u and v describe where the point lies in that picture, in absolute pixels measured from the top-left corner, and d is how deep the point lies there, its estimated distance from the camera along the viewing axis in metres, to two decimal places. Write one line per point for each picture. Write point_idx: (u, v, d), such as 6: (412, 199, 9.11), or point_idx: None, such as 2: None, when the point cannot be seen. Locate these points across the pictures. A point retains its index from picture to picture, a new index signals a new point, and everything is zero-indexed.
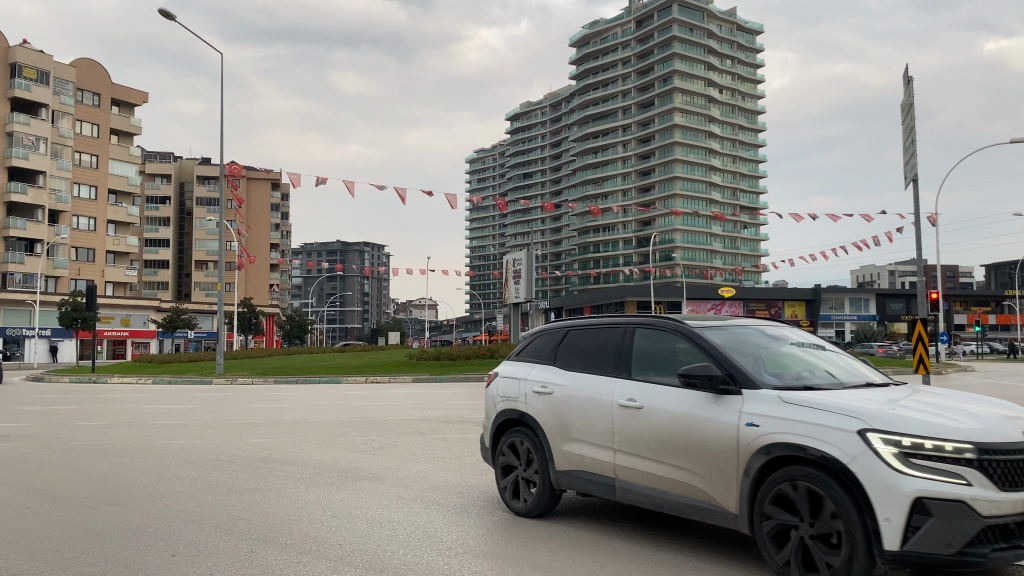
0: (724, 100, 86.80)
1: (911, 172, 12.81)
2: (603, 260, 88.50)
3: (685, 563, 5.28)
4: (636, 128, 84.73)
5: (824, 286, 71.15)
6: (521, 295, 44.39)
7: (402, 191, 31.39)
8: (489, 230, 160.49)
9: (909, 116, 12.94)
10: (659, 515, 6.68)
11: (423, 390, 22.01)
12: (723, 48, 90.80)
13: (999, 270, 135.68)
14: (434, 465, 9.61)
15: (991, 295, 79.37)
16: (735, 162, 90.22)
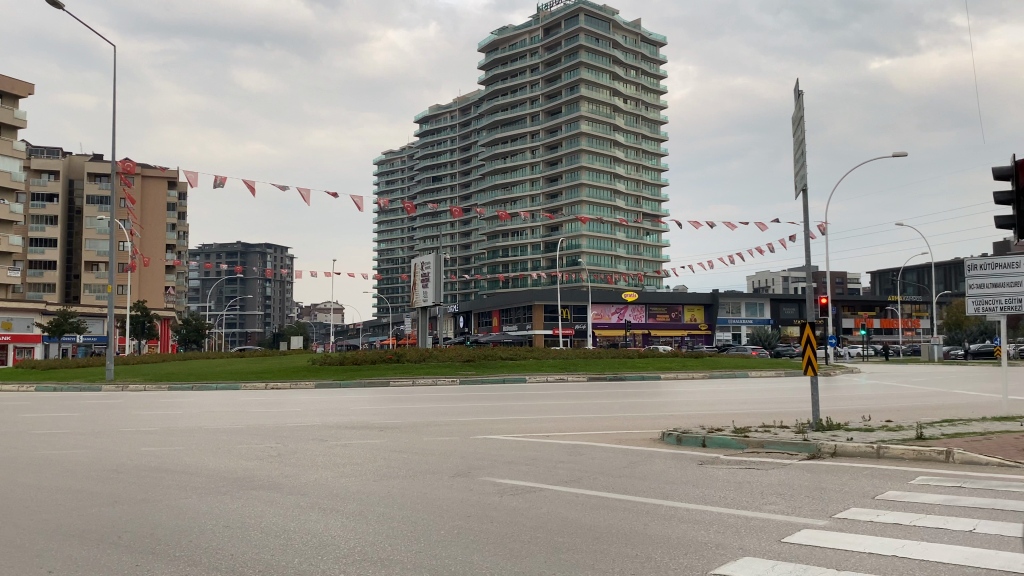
0: (628, 109, 88.71)
1: (801, 183, 13.32)
2: (512, 265, 89.02)
3: (605, 569, 5.29)
4: (544, 134, 85.50)
5: (722, 292, 74.13)
6: (428, 298, 44.21)
7: (303, 192, 30.84)
8: (397, 234, 159.27)
9: (800, 127, 13.49)
10: (571, 520, 6.67)
11: (327, 396, 21.63)
12: (628, 59, 92.90)
13: (883, 276, 143.64)
14: (333, 472, 9.41)
15: (875, 300, 83.77)
16: (639, 170, 92.32)
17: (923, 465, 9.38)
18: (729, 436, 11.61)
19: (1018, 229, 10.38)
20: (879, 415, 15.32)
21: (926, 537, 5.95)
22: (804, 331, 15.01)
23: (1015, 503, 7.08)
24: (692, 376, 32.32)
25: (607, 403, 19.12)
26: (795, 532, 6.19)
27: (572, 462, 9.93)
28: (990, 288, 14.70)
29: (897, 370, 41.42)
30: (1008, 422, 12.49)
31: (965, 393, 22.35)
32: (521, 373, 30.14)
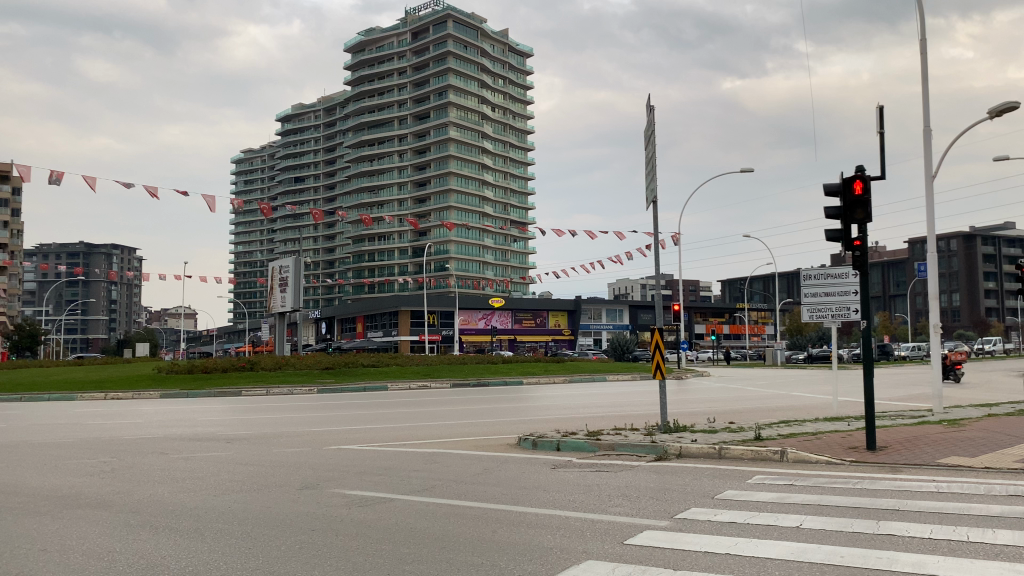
0: (496, 117, 89.55)
1: (651, 194, 13.77)
2: (378, 269, 87.86)
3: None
4: (411, 139, 84.92)
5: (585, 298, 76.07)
6: (287, 303, 42.86)
7: (150, 191, 29.21)
8: (256, 236, 153.89)
9: (650, 143, 13.98)
10: (417, 531, 6.54)
11: (173, 407, 20.44)
12: (496, 67, 93.71)
13: (732, 285, 151.93)
14: (172, 487, 8.88)
15: (725, 307, 88.25)
16: (506, 178, 93.38)
17: (760, 464, 9.90)
18: (582, 439, 11.82)
19: (843, 241, 11.16)
20: (724, 416, 16.07)
21: (758, 534, 6.25)
22: (654, 337, 15.47)
23: (841, 499, 7.54)
24: (553, 380, 32.93)
25: (467, 409, 19.10)
26: (638, 533, 6.35)
27: (426, 471, 9.80)
28: (822, 296, 15.75)
29: (743, 373, 43.76)
30: (835, 421, 13.43)
31: (802, 394, 23.92)
32: (381, 381, 29.64)
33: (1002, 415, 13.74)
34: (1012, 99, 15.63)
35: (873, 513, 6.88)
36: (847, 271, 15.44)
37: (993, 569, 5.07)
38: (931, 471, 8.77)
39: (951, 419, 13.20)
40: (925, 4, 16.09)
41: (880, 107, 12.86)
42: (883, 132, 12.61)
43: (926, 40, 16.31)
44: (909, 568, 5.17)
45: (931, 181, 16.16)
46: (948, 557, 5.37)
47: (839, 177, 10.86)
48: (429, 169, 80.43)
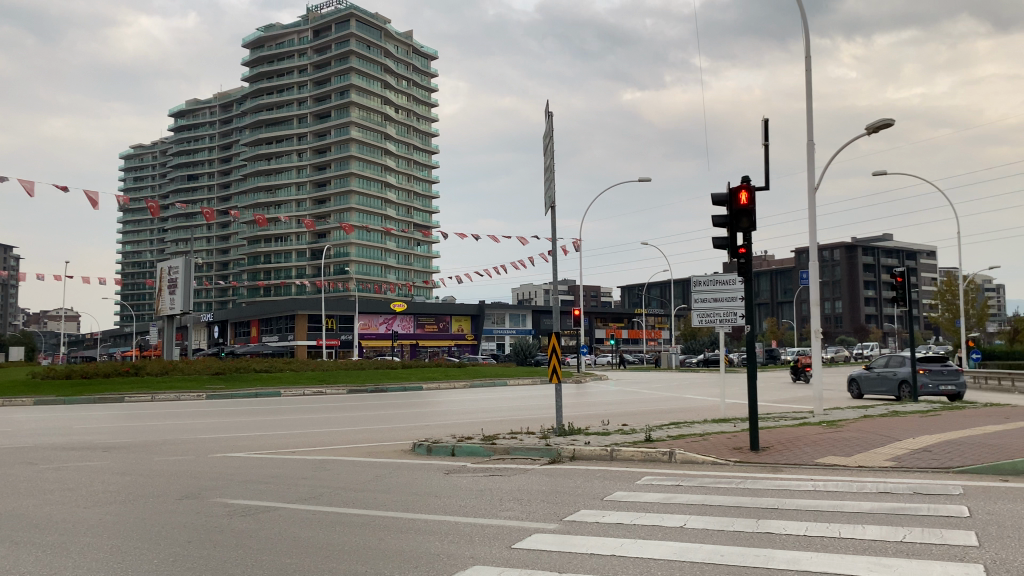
0: (400, 119, 88.57)
1: (549, 199, 13.87)
2: (275, 271, 85.54)
3: None
4: (311, 138, 83.17)
5: (487, 303, 76.18)
6: (176, 306, 41.12)
7: (28, 186, 27.58)
8: (145, 236, 147.24)
9: (548, 149, 14.10)
10: (296, 541, 6.33)
11: (48, 415, 19.23)
12: (400, 68, 92.72)
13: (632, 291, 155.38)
14: (38, 499, 8.33)
15: (624, 312, 90.11)
16: (409, 180, 92.69)
17: (649, 466, 10.08)
18: (477, 443, 11.77)
19: (729, 249, 11.52)
20: (617, 420, 16.30)
21: (643, 534, 6.35)
22: (550, 341, 15.57)
23: (722, 499, 7.77)
24: (454, 385, 32.77)
25: (364, 415, 18.72)
26: (525, 536, 6.34)
27: (315, 478, 9.52)
28: (711, 302, 16.24)
29: (641, 377, 44.60)
30: (723, 423, 13.84)
31: (694, 396, 24.67)
32: (274, 387, 28.75)
33: (875, 417, 14.51)
34: (886, 116, 16.53)
35: (753, 512, 7.09)
36: (733, 278, 16.01)
37: (860, 563, 5.28)
38: (808, 470, 9.13)
39: (827, 421, 13.86)
40: (809, 25, 16.87)
41: (765, 121, 13.35)
42: (769, 144, 13.12)
43: (810, 58, 17.07)
44: (785, 565, 5.33)
45: (813, 193, 16.91)
46: (821, 553, 5.57)
47: (726, 187, 11.22)
48: (329, 169, 78.74)
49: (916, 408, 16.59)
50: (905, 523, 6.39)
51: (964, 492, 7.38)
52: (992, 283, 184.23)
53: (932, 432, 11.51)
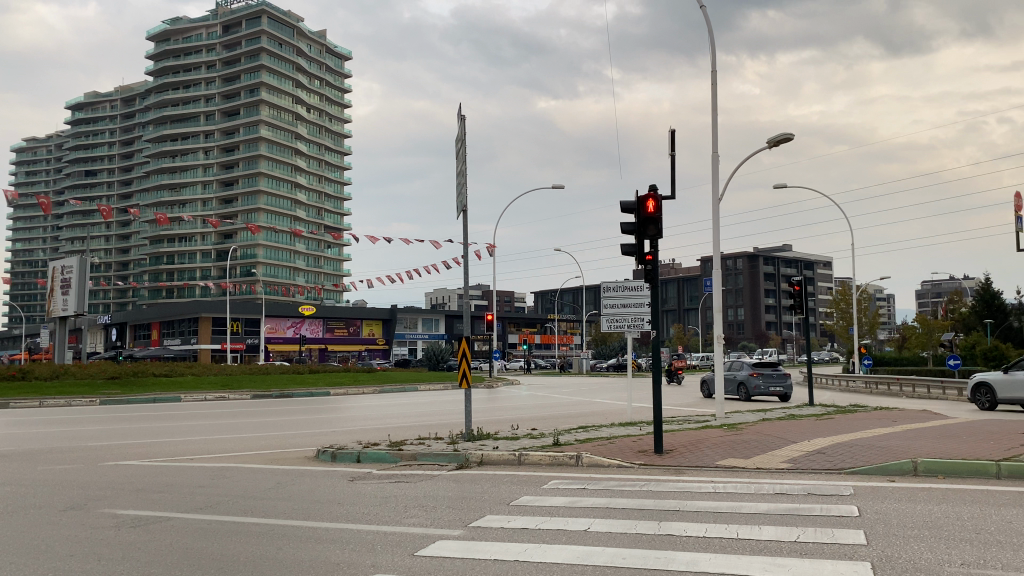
0: (311, 119, 86.88)
1: (460, 202, 13.82)
2: (178, 272, 82.47)
3: None
4: (218, 136, 80.75)
5: (399, 307, 75.67)
6: (69, 307, 39.14)
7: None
8: (37, 235, 139.57)
9: (460, 153, 14.03)
10: (187, 553, 6.07)
11: None
12: (313, 68, 91.13)
13: (544, 297, 156.85)
14: None
15: (537, 318, 90.84)
16: (320, 182, 91.18)
17: (555, 470, 10.12)
18: (383, 450, 11.59)
19: (637, 256, 11.70)
20: (525, 424, 16.36)
21: (548, 539, 6.34)
22: (460, 346, 15.45)
23: (626, 501, 7.88)
24: (363, 391, 32.21)
25: (270, 422, 18.24)
26: (429, 543, 6.24)
27: (212, 486, 9.17)
28: (621, 308, 16.48)
29: (552, 381, 44.97)
30: (628, 426, 14.07)
31: (603, 400, 25.10)
32: (175, 392, 27.69)
33: (774, 419, 15.02)
34: (786, 132, 17.16)
35: (656, 514, 7.21)
36: (641, 284, 16.31)
37: (756, 563, 5.41)
38: (711, 472, 9.33)
39: (728, 424, 14.24)
40: (715, 40, 17.34)
41: (672, 131, 13.66)
42: (674, 157, 13.42)
43: (716, 73, 17.57)
44: (684, 566, 5.40)
45: (717, 204, 17.41)
46: (720, 554, 5.69)
47: (634, 195, 11.39)
48: (237, 168, 76.45)
49: (811, 411, 17.27)
50: (800, 523, 6.60)
51: (854, 492, 7.69)
52: (883, 292, 193.92)
53: (828, 434, 11.99)
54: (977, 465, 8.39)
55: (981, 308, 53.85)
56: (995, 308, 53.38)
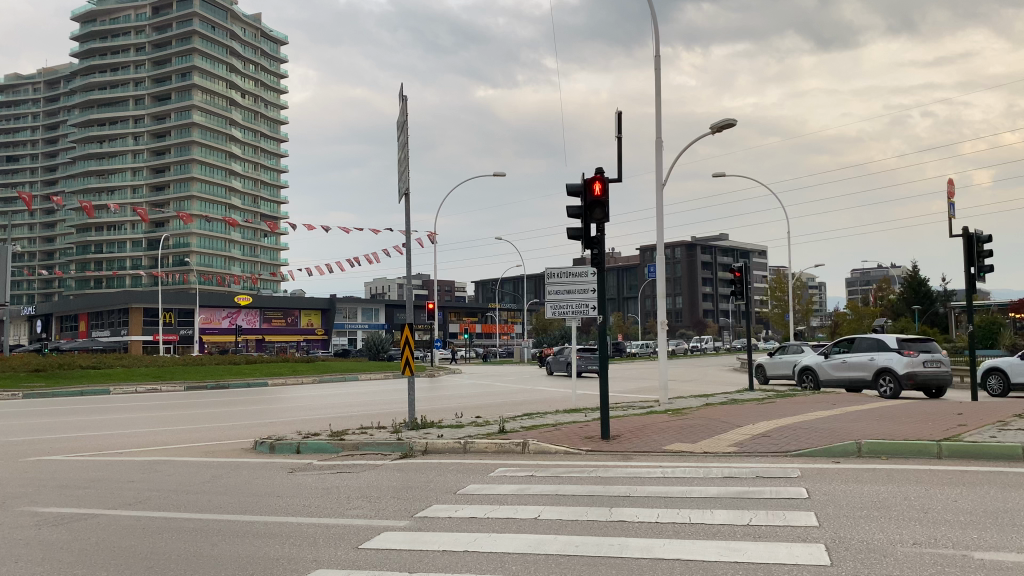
0: (247, 105, 84.56)
1: (403, 186, 13.42)
2: (108, 262, 79.52)
3: None
4: (148, 121, 77.97)
5: (339, 297, 74.59)
6: None
7: None
8: None
9: (403, 132, 13.62)
10: (130, 557, 5.68)
11: None
12: (247, 53, 88.82)
13: (484, 287, 157.07)
14: None
15: (478, 307, 90.68)
16: (256, 168, 89.14)
17: (501, 457, 9.96)
18: (324, 440, 11.17)
19: (583, 240, 11.60)
20: (468, 411, 16.18)
21: (498, 528, 6.15)
22: (403, 334, 15.03)
23: (575, 488, 7.74)
24: (302, 381, 31.55)
25: (201, 414, 17.47)
26: (374, 535, 6.03)
27: (143, 481, 8.72)
28: (565, 294, 16.40)
29: (496, 370, 44.86)
30: (574, 413, 14.02)
31: (546, 388, 25.18)
32: (103, 385, 26.61)
33: (715, 404, 15.19)
34: (729, 118, 17.23)
35: (604, 501, 7.08)
36: (586, 270, 16.21)
37: (711, 548, 5.29)
38: (658, 458, 9.25)
39: (672, 409, 14.31)
40: (658, 28, 17.32)
41: (618, 114, 13.57)
42: (621, 143, 13.37)
43: (659, 61, 17.55)
44: (638, 553, 5.25)
45: (661, 189, 17.42)
46: (673, 540, 5.55)
47: (580, 177, 11.27)
48: (168, 153, 73.62)
49: (754, 395, 17.57)
50: (751, 505, 6.54)
51: (802, 474, 7.70)
52: (818, 279, 200.50)
53: (766, 417, 12.18)
54: (919, 446, 8.51)
55: (910, 295, 55.83)
56: (923, 295, 55.55)
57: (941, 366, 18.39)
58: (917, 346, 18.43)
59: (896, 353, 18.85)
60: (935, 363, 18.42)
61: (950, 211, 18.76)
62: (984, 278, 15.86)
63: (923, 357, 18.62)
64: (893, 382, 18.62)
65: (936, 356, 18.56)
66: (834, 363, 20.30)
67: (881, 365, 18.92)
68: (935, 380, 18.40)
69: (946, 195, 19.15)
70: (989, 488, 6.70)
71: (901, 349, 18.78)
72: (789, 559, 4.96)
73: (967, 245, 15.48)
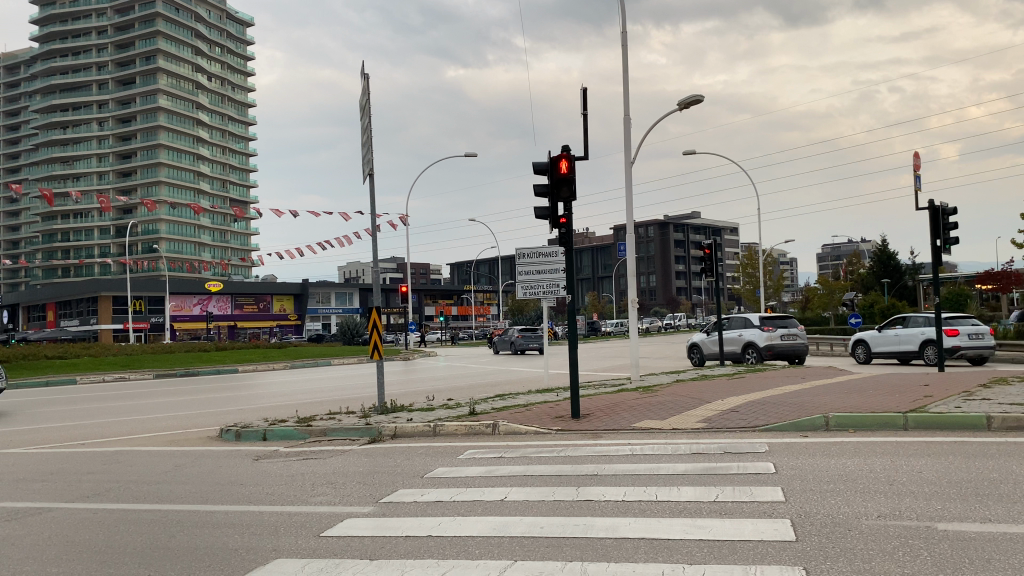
0: (214, 88, 83.05)
1: (368, 165, 13.14)
2: (75, 251, 78.13)
3: None
4: (113, 106, 76.28)
5: (311, 282, 74.06)
6: None
7: None
8: None
9: (366, 113, 13.36)
10: (85, 552, 5.50)
11: None
12: (212, 36, 87.15)
13: (460, 270, 156.84)
14: None
15: (453, 289, 90.70)
16: (224, 153, 87.92)
17: (470, 439, 9.89)
18: (291, 427, 11.02)
19: (551, 220, 11.50)
20: (440, 394, 16.08)
21: (464, 511, 6.06)
22: (371, 317, 14.83)
23: (542, 468, 7.68)
24: (272, 367, 31.25)
25: (171, 402, 17.21)
26: (337, 523, 5.91)
27: (103, 472, 8.54)
28: (535, 275, 16.31)
29: (471, 351, 44.76)
30: (546, 392, 13.99)
31: (519, 369, 25.21)
32: (69, 375, 26.20)
33: (687, 380, 15.21)
34: (696, 94, 17.15)
35: (572, 480, 7.03)
36: (556, 250, 16.15)
37: (677, 527, 5.23)
38: (628, 436, 9.20)
39: (644, 386, 14.32)
40: (624, 4, 17.17)
41: (584, 90, 13.40)
42: (587, 119, 13.22)
43: (625, 37, 17.41)
44: (604, 533, 5.19)
45: (630, 168, 17.34)
46: (640, 518, 5.49)
47: (546, 155, 11.14)
48: (134, 138, 72.12)
49: (724, 370, 17.63)
50: (717, 482, 6.51)
51: (770, 449, 7.68)
52: (788, 256, 203.67)
53: (739, 392, 12.20)
54: (885, 418, 8.54)
55: (878, 269, 56.65)
56: (891, 269, 56.58)
57: (796, 338, 21.19)
58: (775, 323, 21.15)
59: (758, 329, 21.60)
60: (791, 337, 21.20)
61: (917, 183, 18.85)
62: (951, 249, 16.01)
63: (781, 331, 21.36)
64: (756, 354, 21.44)
65: (792, 331, 21.40)
66: (712, 337, 22.93)
67: (747, 340, 21.66)
68: (792, 352, 21.25)
69: (913, 166, 19.24)
70: (960, 459, 6.72)
71: (762, 325, 21.52)
72: (754, 535, 4.92)
73: (934, 218, 15.61)
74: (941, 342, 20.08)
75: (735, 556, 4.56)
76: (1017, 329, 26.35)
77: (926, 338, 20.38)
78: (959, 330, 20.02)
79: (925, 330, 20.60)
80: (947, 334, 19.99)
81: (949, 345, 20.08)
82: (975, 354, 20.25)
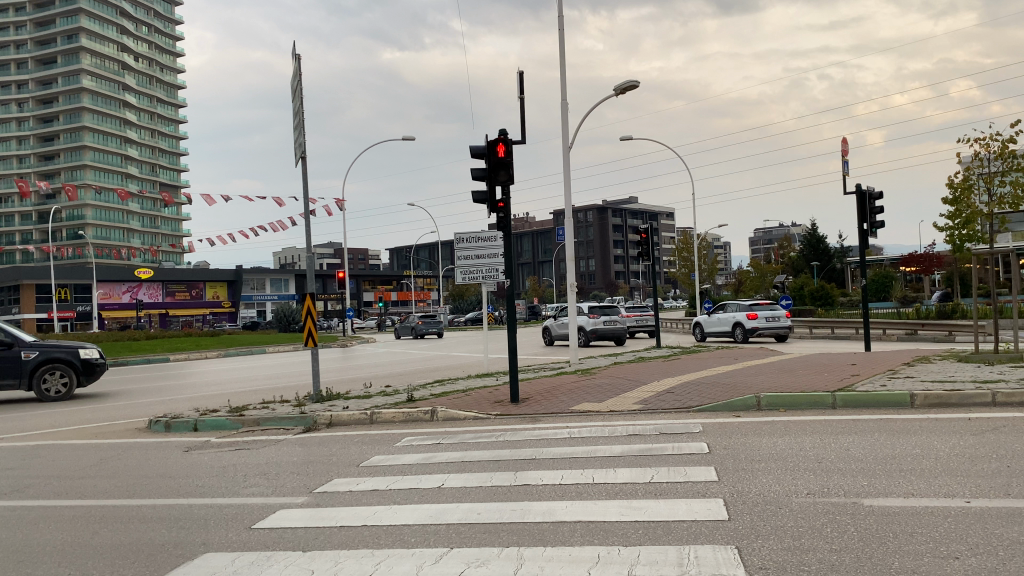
0: (140, 68, 80.17)
1: (300, 149, 12.83)
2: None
3: None
4: (33, 87, 72.98)
5: (245, 268, 72.72)
6: None
7: None
8: None
9: (297, 95, 13.03)
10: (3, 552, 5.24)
11: None
12: (138, 14, 84.08)
13: (399, 255, 155.29)
14: None
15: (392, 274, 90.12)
16: (152, 137, 85.28)
17: (408, 425, 9.80)
18: (223, 417, 10.75)
19: (489, 204, 11.43)
20: (375, 380, 15.92)
21: (400, 499, 6.00)
22: (304, 303, 14.58)
23: (479, 454, 7.66)
24: (206, 356, 30.46)
25: (98, 393, 16.58)
26: (270, 514, 5.77)
27: (22, 468, 8.17)
28: (474, 259, 16.23)
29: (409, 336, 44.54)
30: (484, 378, 13.96)
31: (457, 354, 25.18)
32: None
33: (624, 362, 15.32)
34: (631, 79, 17.22)
35: (511, 465, 7.01)
36: (495, 235, 16.16)
37: (613, 509, 5.26)
38: (564, 419, 9.25)
39: (581, 369, 14.45)
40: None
41: (519, 73, 13.36)
42: (522, 101, 13.16)
43: (561, 20, 17.40)
44: (541, 517, 5.17)
45: (567, 152, 17.37)
46: (576, 502, 5.50)
47: (483, 139, 11.05)
48: (57, 121, 69.14)
49: (660, 352, 17.88)
50: (654, 463, 6.57)
51: (704, 429, 7.79)
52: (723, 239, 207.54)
53: (673, 374, 12.37)
54: (815, 397, 8.74)
55: (808, 251, 58.22)
56: (820, 252, 58.18)
57: (616, 323, 25.28)
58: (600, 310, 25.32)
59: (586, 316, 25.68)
60: (613, 323, 25.29)
61: (845, 168, 19.33)
62: (877, 233, 16.49)
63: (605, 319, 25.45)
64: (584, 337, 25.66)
65: (614, 318, 25.53)
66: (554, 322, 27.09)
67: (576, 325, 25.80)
68: (614, 334, 25.44)
69: (842, 150, 19.77)
70: (881, 435, 6.94)
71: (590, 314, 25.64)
72: (687, 516, 4.97)
73: (862, 202, 16.05)
74: (743, 323, 23.15)
75: (669, 537, 4.60)
76: (937, 308, 27.35)
77: (733, 320, 23.52)
78: (758, 314, 23.19)
79: (734, 313, 23.70)
80: (748, 317, 23.13)
81: (749, 326, 23.14)
82: (775, 334, 23.60)
